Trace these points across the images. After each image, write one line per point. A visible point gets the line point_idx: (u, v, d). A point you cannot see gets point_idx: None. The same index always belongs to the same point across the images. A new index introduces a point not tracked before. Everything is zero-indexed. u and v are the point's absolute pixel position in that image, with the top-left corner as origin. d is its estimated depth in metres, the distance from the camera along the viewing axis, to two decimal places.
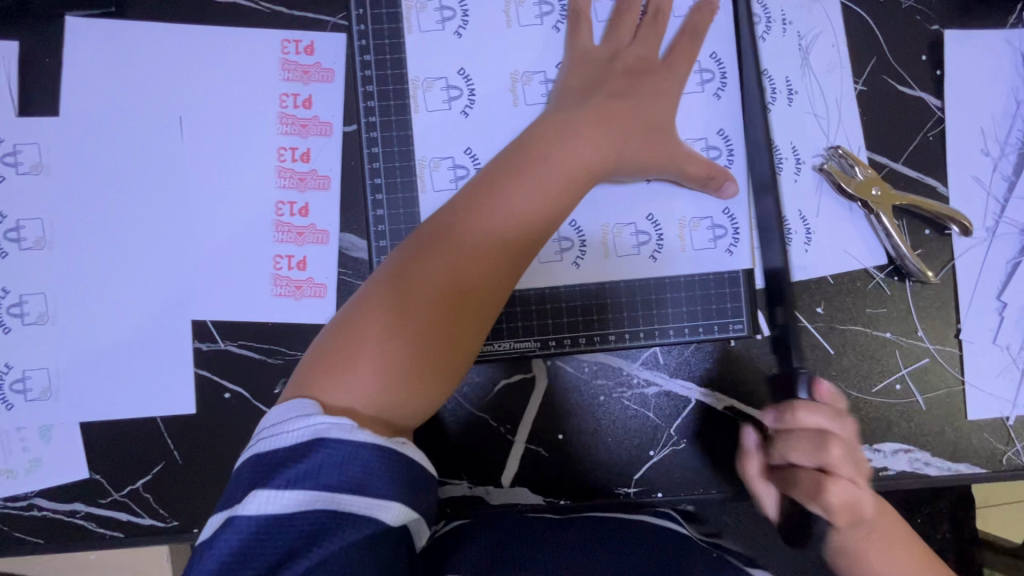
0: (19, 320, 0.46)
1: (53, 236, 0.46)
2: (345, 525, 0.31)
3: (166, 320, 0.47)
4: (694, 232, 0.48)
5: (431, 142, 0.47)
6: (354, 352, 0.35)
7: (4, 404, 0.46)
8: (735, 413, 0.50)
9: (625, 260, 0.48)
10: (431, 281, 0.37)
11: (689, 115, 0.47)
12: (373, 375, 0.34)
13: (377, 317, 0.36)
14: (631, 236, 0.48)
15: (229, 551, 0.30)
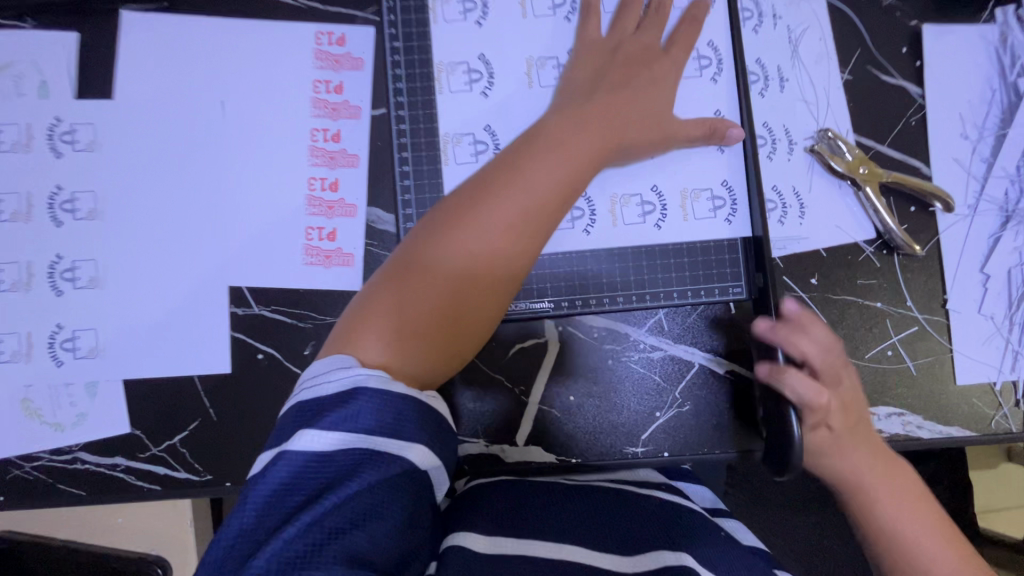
0: (71, 284, 0.49)
1: (104, 206, 0.50)
2: (378, 463, 0.34)
3: (205, 286, 0.51)
4: (695, 202, 0.51)
5: (452, 124, 0.51)
6: (374, 315, 0.39)
7: (55, 360, 0.49)
8: (736, 377, 0.53)
9: (630, 227, 0.51)
10: (449, 265, 0.40)
11: (691, 98, 0.51)
12: (389, 341, 0.38)
13: (401, 295, 0.39)
14: (637, 206, 0.51)
15: (278, 483, 0.33)
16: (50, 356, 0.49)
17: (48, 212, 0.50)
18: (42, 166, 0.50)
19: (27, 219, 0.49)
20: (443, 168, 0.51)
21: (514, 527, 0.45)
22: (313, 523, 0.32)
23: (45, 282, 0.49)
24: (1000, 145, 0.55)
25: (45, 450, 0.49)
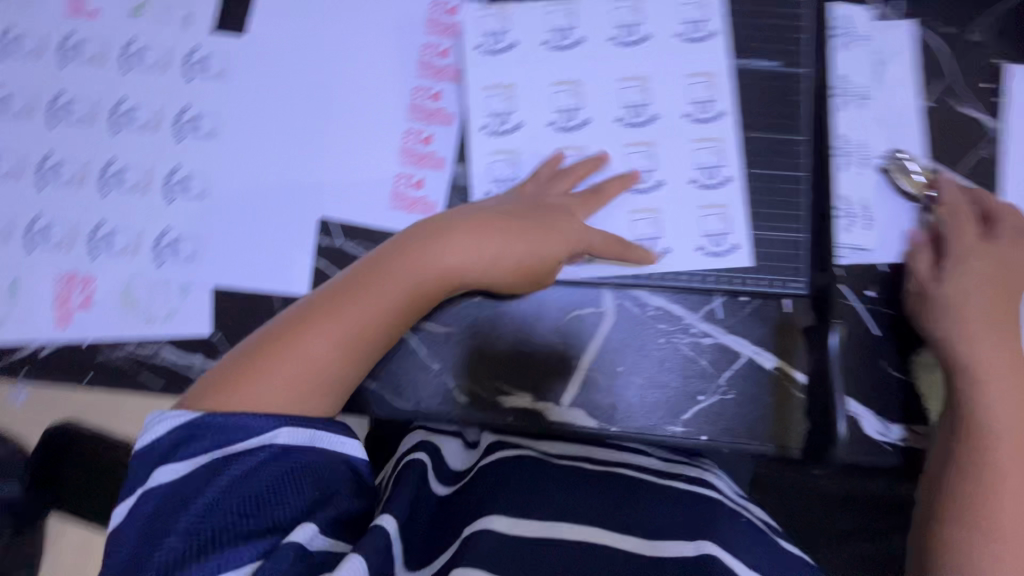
0: (183, 194, 0.54)
1: (222, 129, 0.55)
2: (233, 462, 0.42)
3: (297, 215, 0.55)
4: (698, 226, 0.53)
5: (544, 95, 0.54)
6: (261, 369, 0.45)
7: (157, 260, 0.54)
8: (784, 376, 0.53)
9: (634, 225, 0.53)
10: (310, 366, 0.46)
11: (776, 101, 0.53)
12: (289, 388, 0.45)
13: (279, 376, 0.45)
14: (637, 216, 0.53)
15: (145, 514, 0.41)
16: (154, 256, 0.54)
17: (173, 127, 0.55)
18: (175, 88, 0.56)
19: (155, 131, 0.55)
20: (494, 118, 0.54)
21: (543, 506, 0.53)
22: (205, 512, 0.41)
23: (162, 189, 0.54)
24: None
25: (132, 340, 0.54)
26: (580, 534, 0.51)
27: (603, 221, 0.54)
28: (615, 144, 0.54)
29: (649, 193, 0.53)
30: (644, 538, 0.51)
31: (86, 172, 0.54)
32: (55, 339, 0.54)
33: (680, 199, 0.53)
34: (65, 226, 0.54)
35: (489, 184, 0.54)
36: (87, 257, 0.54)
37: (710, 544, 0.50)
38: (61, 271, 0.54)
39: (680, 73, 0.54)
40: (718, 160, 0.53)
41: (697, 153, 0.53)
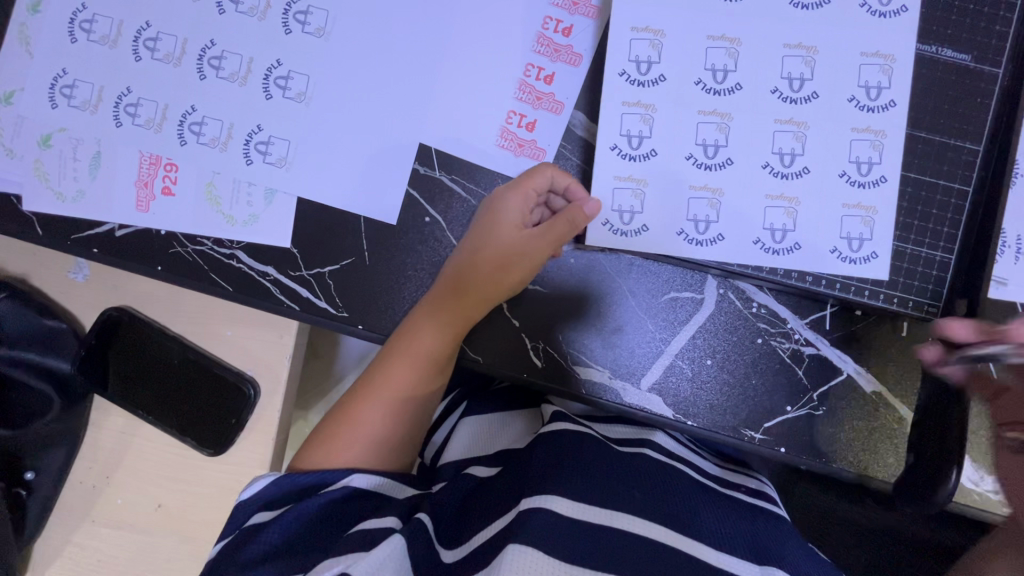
0: (281, 92, 0.51)
1: (333, 28, 0.50)
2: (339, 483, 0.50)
3: (396, 136, 0.51)
4: (832, 226, 0.48)
5: (692, 47, 0.49)
6: (352, 436, 0.53)
7: (246, 158, 0.51)
8: (879, 400, 0.50)
9: (760, 213, 0.49)
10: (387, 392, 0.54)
11: (951, 104, 0.47)
12: (374, 447, 0.53)
13: (365, 411, 0.54)
14: (768, 205, 0.49)
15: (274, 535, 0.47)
16: (244, 154, 0.51)
17: (281, 17, 0.50)
18: None
19: (261, 18, 0.50)
20: (626, 74, 0.49)
21: (597, 494, 0.47)
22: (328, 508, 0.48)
23: (260, 83, 0.51)
24: None
25: (210, 237, 0.52)
26: (637, 529, 0.45)
27: (731, 202, 0.49)
28: (768, 119, 0.48)
29: (790, 180, 0.48)
30: (707, 547, 0.45)
31: (184, 51, 0.51)
32: (133, 221, 0.52)
33: (822, 194, 0.48)
34: (155, 105, 0.51)
35: (617, 137, 0.49)
36: (176, 141, 0.51)
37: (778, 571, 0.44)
38: (147, 150, 0.51)
39: (854, 51, 0.48)
40: (874, 158, 0.48)
41: (850, 145, 0.48)
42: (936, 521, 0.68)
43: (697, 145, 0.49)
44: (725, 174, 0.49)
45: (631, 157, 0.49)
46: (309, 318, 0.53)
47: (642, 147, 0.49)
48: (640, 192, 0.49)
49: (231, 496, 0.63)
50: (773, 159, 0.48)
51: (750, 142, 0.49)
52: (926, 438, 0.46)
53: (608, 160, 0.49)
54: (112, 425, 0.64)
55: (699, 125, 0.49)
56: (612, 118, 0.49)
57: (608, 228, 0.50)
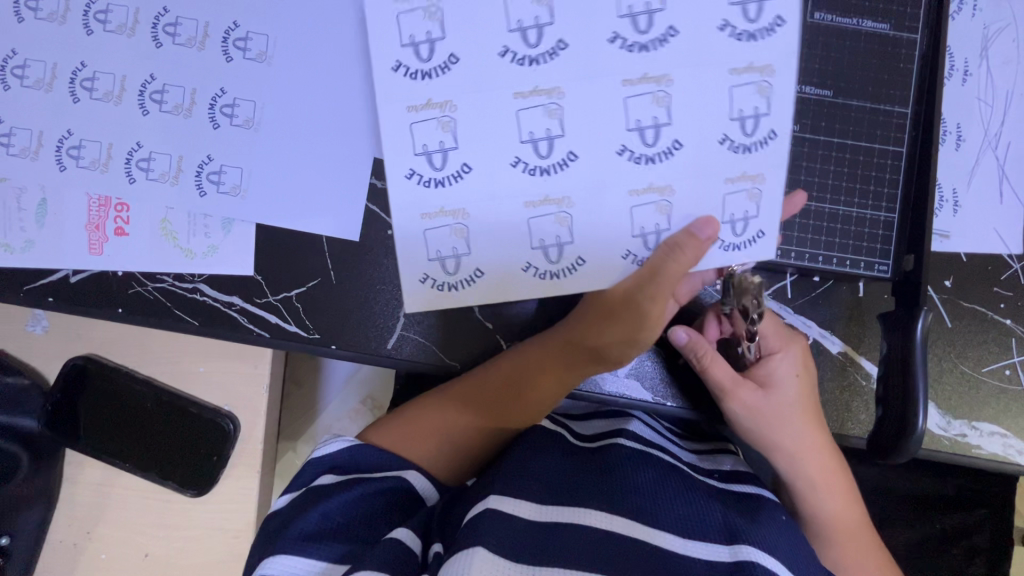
0: (228, 120, 0.50)
1: (275, 52, 0.50)
2: (380, 477, 0.49)
3: (350, 153, 0.51)
4: (731, 203, 0.47)
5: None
6: (430, 436, 0.55)
7: (199, 191, 0.50)
8: (847, 361, 0.52)
9: (726, 201, 0.47)
10: (475, 411, 0.55)
11: (879, 72, 0.50)
12: (445, 452, 0.55)
13: (452, 419, 0.55)
14: (729, 216, 0.48)
15: (314, 528, 0.45)
16: (196, 186, 0.50)
17: (221, 45, 0.50)
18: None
19: (201, 48, 0.50)
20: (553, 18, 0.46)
21: (562, 495, 0.47)
22: (366, 507, 0.47)
23: (205, 113, 0.50)
24: None
25: (170, 274, 0.52)
26: (604, 525, 0.44)
27: (680, 199, 0.47)
28: (722, 79, 0.46)
29: (750, 151, 0.47)
30: (672, 536, 0.45)
31: (123, 88, 0.50)
32: (90, 266, 0.52)
33: (705, 170, 0.47)
34: (99, 145, 0.50)
35: (415, 160, 0.48)
36: (123, 180, 0.50)
37: (747, 549, 0.44)
38: (94, 192, 0.50)
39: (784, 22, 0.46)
40: (761, 108, 0.46)
41: (742, 93, 0.46)
42: (917, 471, 0.70)
43: (732, 122, 0.46)
44: (673, 160, 0.47)
45: (432, 180, 0.48)
46: (281, 344, 0.53)
47: (448, 165, 0.48)
48: (564, 216, 0.48)
49: (220, 534, 0.62)
50: (732, 128, 0.47)
51: (705, 116, 0.46)
52: (891, 386, 0.48)
53: (511, 179, 0.48)
54: (88, 477, 0.62)
55: (734, 90, 0.46)
56: (615, 112, 0.47)
57: (533, 269, 0.49)
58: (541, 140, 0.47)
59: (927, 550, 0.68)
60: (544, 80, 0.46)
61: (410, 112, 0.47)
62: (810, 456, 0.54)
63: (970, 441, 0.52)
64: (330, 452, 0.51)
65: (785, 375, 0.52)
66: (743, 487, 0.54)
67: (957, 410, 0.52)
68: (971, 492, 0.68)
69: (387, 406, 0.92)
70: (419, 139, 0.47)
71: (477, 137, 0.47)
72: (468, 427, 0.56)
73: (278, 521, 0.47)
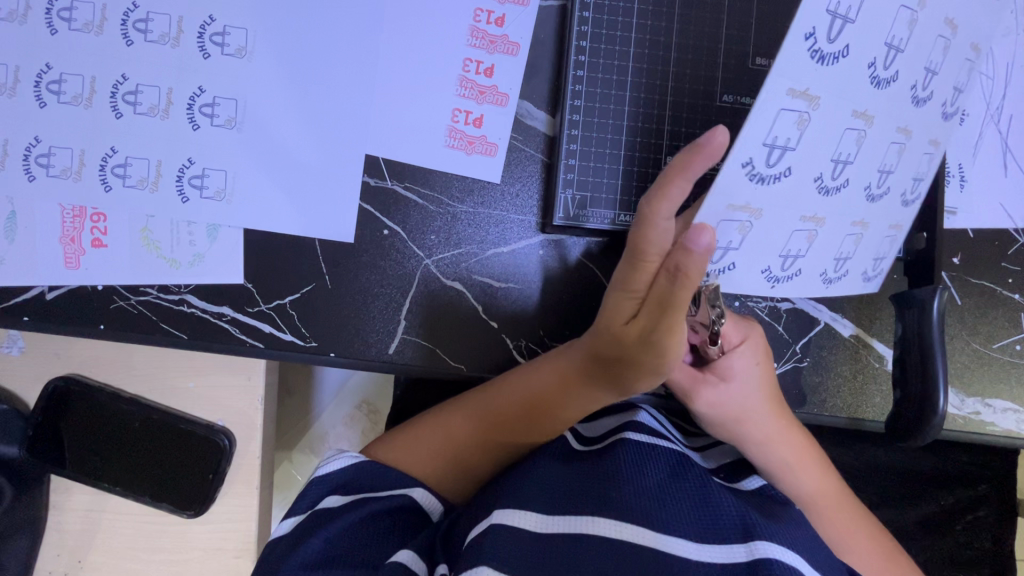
0: (208, 120, 0.47)
1: (255, 48, 0.47)
2: (378, 496, 0.47)
3: (344, 151, 0.48)
4: (880, 241, 0.47)
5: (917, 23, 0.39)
6: (428, 452, 0.52)
7: (181, 196, 0.48)
8: (858, 343, 0.52)
9: (880, 238, 0.46)
10: (478, 429, 0.53)
11: None
12: (448, 468, 0.52)
13: (462, 435, 0.53)
14: (878, 249, 0.47)
15: (311, 557, 0.42)
16: (178, 192, 0.48)
17: (197, 42, 0.47)
18: None
19: (175, 45, 0.47)
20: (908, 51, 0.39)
21: (570, 504, 0.45)
22: (363, 529, 0.44)
23: (184, 114, 0.47)
24: None
25: (153, 285, 0.49)
26: (616, 534, 0.42)
27: (865, 239, 0.46)
28: (921, 146, 0.43)
29: (910, 207, 0.46)
30: (688, 542, 0.42)
31: (94, 91, 0.47)
32: (65, 280, 0.49)
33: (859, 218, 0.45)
34: (70, 152, 0.47)
35: (757, 148, 0.37)
36: (100, 190, 0.47)
37: (763, 545, 0.42)
38: (68, 203, 0.48)
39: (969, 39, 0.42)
40: (924, 172, 0.45)
41: (920, 157, 0.44)
42: (923, 449, 0.69)
43: (910, 180, 0.45)
44: (879, 207, 0.45)
45: (759, 176, 0.38)
46: (276, 354, 0.50)
47: (780, 164, 0.38)
48: (813, 233, 0.43)
49: (220, 555, 0.59)
50: (910, 185, 0.45)
51: (906, 166, 0.44)
52: (908, 367, 0.47)
53: (806, 194, 0.41)
54: (76, 503, 0.59)
55: (923, 155, 0.44)
56: (881, 150, 0.42)
57: (765, 274, 0.45)
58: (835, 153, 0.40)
59: (933, 525, 0.68)
60: (816, 83, 0.37)
61: (786, 95, 0.36)
62: (782, 439, 0.51)
63: (982, 417, 0.52)
64: (335, 471, 0.48)
65: (746, 368, 0.49)
66: (751, 482, 0.51)
67: (967, 387, 0.52)
68: (977, 466, 0.68)
69: (384, 410, 0.90)
70: (774, 130, 0.37)
71: (817, 143, 0.39)
72: (473, 444, 0.53)
73: (272, 554, 0.44)
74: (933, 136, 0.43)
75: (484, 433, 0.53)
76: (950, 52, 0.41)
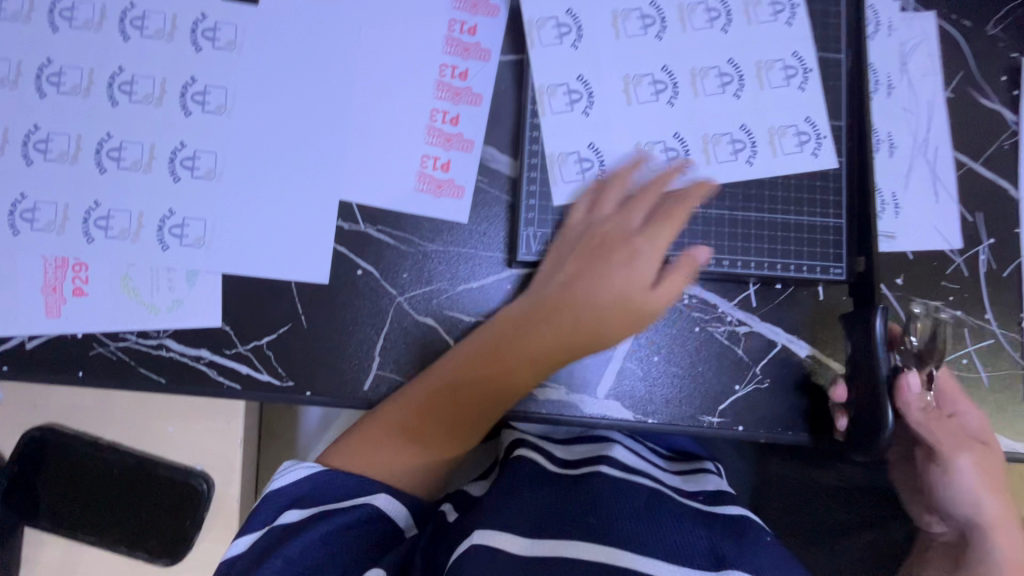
0: (189, 173, 0.50)
1: (234, 104, 0.51)
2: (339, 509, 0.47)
3: (319, 196, 0.51)
4: (783, 138, 0.53)
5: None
6: (389, 457, 0.51)
7: (161, 244, 0.50)
8: (817, 363, 0.54)
9: (784, 150, 0.53)
10: (438, 425, 0.51)
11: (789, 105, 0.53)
12: (413, 469, 0.51)
13: (419, 436, 0.51)
14: (793, 137, 0.53)
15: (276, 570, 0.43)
16: (158, 240, 0.50)
17: (179, 100, 0.50)
18: (179, 57, 0.51)
19: (158, 104, 0.50)
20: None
21: (544, 527, 0.46)
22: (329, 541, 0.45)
23: (165, 167, 0.50)
24: None
25: (133, 331, 0.51)
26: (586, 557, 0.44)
27: (756, 118, 0.53)
28: (773, 44, 0.54)
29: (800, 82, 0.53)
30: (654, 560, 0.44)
31: (79, 147, 0.50)
32: (45, 330, 0.50)
33: (750, 112, 0.53)
34: (55, 205, 0.49)
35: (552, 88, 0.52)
36: (82, 239, 0.50)
37: (733, 574, 0.43)
38: (51, 254, 0.50)
39: None
40: (801, 68, 0.53)
41: (773, 59, 0.54)
42: None
43: (774, 69, 0.54)
44: (771, 98, 0.53)
45: (576, 104, 0.52)
46: (252, 395, 0.51)
47: (580, 90, 0.53)
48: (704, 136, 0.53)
49: None
50: (781, 74, 0.54)
51: (762, 47, 0.54)
52: (861, 385, 0.49)
53: (647, 107, 0.53)
54: (49, 557, 0.59)
55: (786, 60, 0.54)
56: (712, 51, 0.54)
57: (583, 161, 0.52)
58: (730, 86, 0.53)
59: None
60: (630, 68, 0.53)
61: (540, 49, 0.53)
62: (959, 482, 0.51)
63: None
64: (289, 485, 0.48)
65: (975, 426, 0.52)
66: (729, 508, 0.53)
67: None
68: None
69: None
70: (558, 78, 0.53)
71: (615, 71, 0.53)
72: (433, 441, 0.51)
73: None
74: (785, 43, 0.54)
75: (445, 429, 0.51)
76: None
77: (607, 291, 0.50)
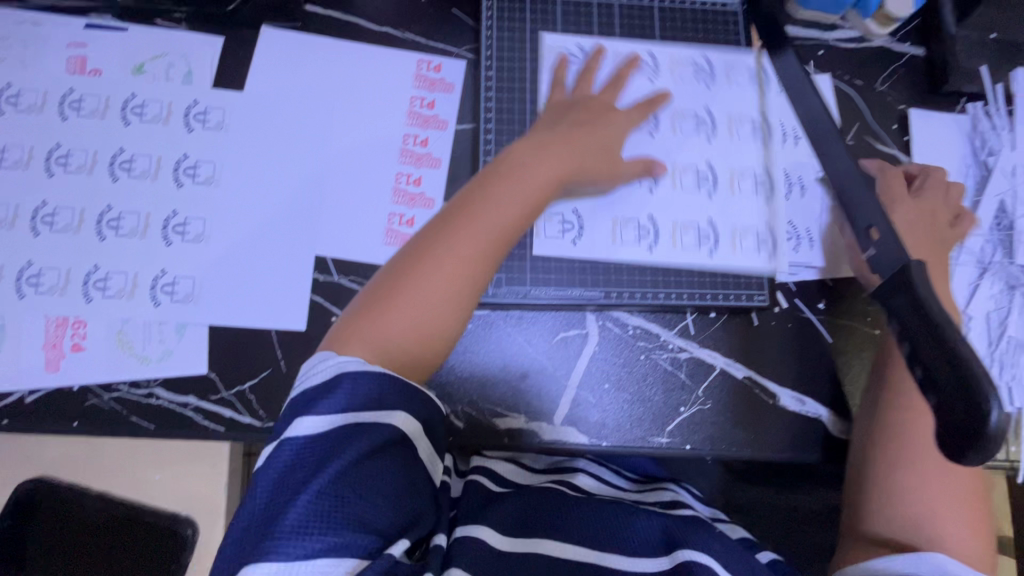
0: (180, 237, 0.57)
1: (221, 176, 0.58)
2: None
3: (297, 251, 0.58)
4: (742, 239, 0.61)
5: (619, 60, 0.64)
6: (388, 321, 0.47)
7: (154, 301, 0.56)
8: (753, 384, 0.60)
9: (732, 236, 0.61)
10: (436, 285, 0.48)
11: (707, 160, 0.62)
12: (410, 328, 0.47)
13: (415, 297, 0.47)
14: (751, 236, 0.61)
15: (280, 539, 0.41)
16: (150, 298, 0.56)
17: (172, 174, 0.57)
18: (174, 139, 0.58)
19: (154, 178, 0.57)
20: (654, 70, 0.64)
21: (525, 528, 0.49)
22: None
23: (159, 233, 0.56)
24: (978, 208, 0.64)
25: (125, 382, 0.55)
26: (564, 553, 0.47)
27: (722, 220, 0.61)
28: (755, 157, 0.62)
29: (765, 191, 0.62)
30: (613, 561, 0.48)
31: (82, 219, 0.56)
32: (44, 384, 0.54)
33: (722, 208, 0.61)
34: (59, 271, 0.55)
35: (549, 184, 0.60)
36: (82, 300, 0.55)
37: (685, 552, 0.48)
38: (52, 314, 0.55)
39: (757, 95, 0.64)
40: (767, 177, 0.62)
41: (750, 171, 0.62)
42: None
43: (752, 175, 0.62)
44: (741, 199, 0.61)
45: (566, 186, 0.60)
46: (236, 436, 0.55)
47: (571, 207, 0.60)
48: (679, 239, 0.60)
49: None
50: (754, 179, 0.62)
51: (745, 157, 0.62)
52: None
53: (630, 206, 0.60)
54: None
55: (758, 169, 0.62)
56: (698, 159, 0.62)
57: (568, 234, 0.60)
58: (705, 186, 0.61)
59: None
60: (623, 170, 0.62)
61: None
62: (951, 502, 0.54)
63: None
64: None
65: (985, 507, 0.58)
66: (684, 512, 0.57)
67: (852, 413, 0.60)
68: None
69: None
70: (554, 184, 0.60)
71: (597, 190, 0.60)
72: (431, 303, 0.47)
73: None
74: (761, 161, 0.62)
75: (445, 282, 0.48)
76: (740, 100, 0.63)
77: (598, 130, 0.58)
